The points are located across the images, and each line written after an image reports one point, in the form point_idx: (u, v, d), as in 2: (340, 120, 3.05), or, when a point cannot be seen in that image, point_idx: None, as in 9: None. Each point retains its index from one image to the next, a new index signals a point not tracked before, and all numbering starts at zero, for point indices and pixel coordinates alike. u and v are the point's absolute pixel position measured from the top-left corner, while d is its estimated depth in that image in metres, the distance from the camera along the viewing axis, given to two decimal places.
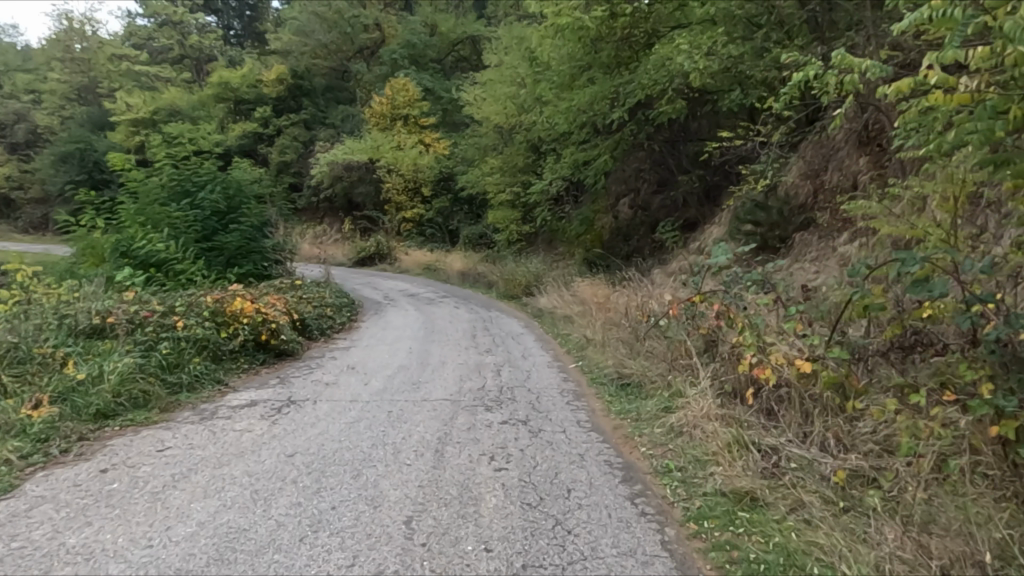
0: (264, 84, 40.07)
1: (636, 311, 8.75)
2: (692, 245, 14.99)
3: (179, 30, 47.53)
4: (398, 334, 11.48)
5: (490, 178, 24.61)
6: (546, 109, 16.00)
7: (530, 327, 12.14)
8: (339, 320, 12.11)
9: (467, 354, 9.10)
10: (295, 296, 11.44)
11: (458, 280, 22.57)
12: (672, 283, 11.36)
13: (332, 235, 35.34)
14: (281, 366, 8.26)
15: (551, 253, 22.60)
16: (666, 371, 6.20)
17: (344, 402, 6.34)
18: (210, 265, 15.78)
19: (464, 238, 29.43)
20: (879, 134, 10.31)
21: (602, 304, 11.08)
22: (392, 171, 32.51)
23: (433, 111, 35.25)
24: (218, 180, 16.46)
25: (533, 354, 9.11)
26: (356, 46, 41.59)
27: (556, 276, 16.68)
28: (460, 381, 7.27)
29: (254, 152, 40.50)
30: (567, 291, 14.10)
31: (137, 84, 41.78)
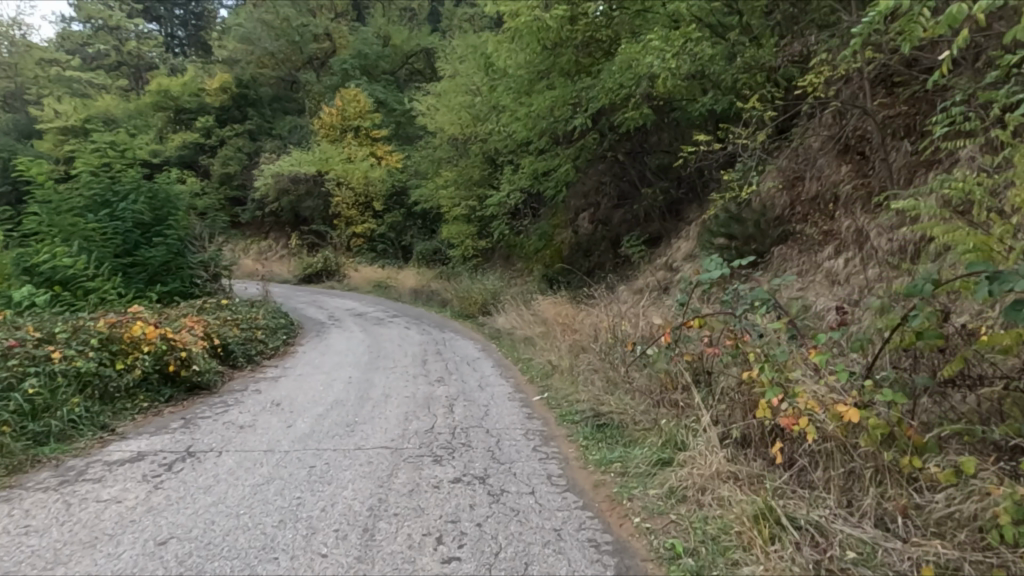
0: (207, 93, 38.17)
1: (606, 333, 7.77)
2: (658, 260, 14.20)
3: (115, 35, 45.06)
4: (338, 359, 10.19)
5: (444, 191, 23.51)
6: (504, 116, 15.02)
7: (487, 351, 11.03)
8: (272, 345, 10.76)
9: (415, 385, 7.90)
10: (219, 317, 10.06)
11: (410, 298, 21.33)
12: (642, 301, 10.45)
13: (278, 250, 33.60)
14: (191, 403, 6.93)
15: (509, 269, 21.59)
16: (650, 408, 5.19)
17: (256, 453, 5.08)
18: (130, 283, 14.18)
19: (418, 253, 28.20)
20: (862, 142, 9.66)
21: (566, 324, 10.10)
22: (343, 184, 31.13)
23: (385, 123, 34.07)
24: (143, 189, 14.84)
25: (492, 384, 7.97)
26: (305, 56, 40.12)
27: (515, 294, 15.66)
28: (404, 421, 6.07)
29: (195, 163, 38.40)
30: (527, 310, 13.07)
31: (68, 91, 39.22)
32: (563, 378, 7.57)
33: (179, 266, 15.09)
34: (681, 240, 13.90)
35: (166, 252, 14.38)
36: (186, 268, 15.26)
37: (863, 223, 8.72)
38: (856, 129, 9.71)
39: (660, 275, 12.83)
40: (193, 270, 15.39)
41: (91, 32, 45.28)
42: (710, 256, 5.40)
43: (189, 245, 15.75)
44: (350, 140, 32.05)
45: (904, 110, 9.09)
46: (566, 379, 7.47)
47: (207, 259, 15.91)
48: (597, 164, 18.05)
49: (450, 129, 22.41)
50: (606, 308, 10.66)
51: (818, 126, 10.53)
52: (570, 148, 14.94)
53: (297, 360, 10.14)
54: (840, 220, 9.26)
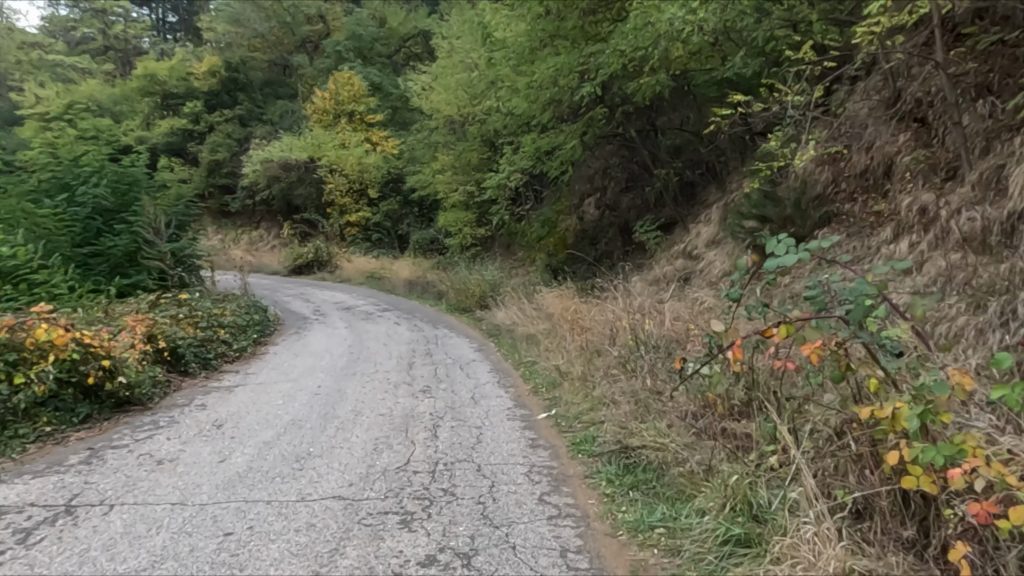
0: (195, 77, 36.63)
1: (629, 336, 6.39)
2: (674, 248, 12.81)
3: (101, 19, 43.37)
4: (311, 363, 8.79)
5: (441, 176, 22.05)
6: (503, 88, 13.56)
7: (484, 352, 9.63)
8: (237, 347, 9.36)
9: (395, 398, 6.52)
10: (171, 316, 8.67)
11: (404, 290, 19.93)
12: (663, 296, 9.08)
13: (268, 240, 32.18)
14: (110, 425, 5.56)
15: (509, 259, 20.19)
16: (700, 446, 3.83)
17: (158, 507, 3.71)
18: (89, 275, 12.80)
19: (414, 243, 26.79)
20: (920, 106, 8.20)
21: (576, 321, 8.68)
22: (336, 171, 29.67)
23: (381, 107, 32.57)
24: (108, 171, 13.58)
25: (489, 397, 6.56)
26: (297, 39, 38.58)
27: (516, 285, 14.29)
28: (372, 453, 4.69)
29: (183, 150, 36.88)
30: (530, 304, 11.67)
31: (51, 76, 37.70)
32: (574, 392, 6.16)
33: (143, 256, 13.36)
34: (700, 225, 12.50)
35: (129, 239, 12.91)
36: (151, 258, 13.44)
37: (929, 200, 7.33)
38: (914, 91, 8.29)
39: (680, 264, 11.42)
40: (158, 260, 13.46)
41: (76, 15, 43.57)
42: (774, 237, 4.02)
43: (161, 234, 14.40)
44: (344, 125, 30.57)
45: (974, 67, 7.70)
46: (578, 392, 6.07)
47: (181, 248, 14.35)
48: (605, 144, 16.64)
49: (447, 110, 20.95)
50: (623, 303, 9.26)
51: (865, 91, 9.11)
52: (576, 122, 13.47)
53: (262, 364, 8.73)
54: (898, 198, 7.87)
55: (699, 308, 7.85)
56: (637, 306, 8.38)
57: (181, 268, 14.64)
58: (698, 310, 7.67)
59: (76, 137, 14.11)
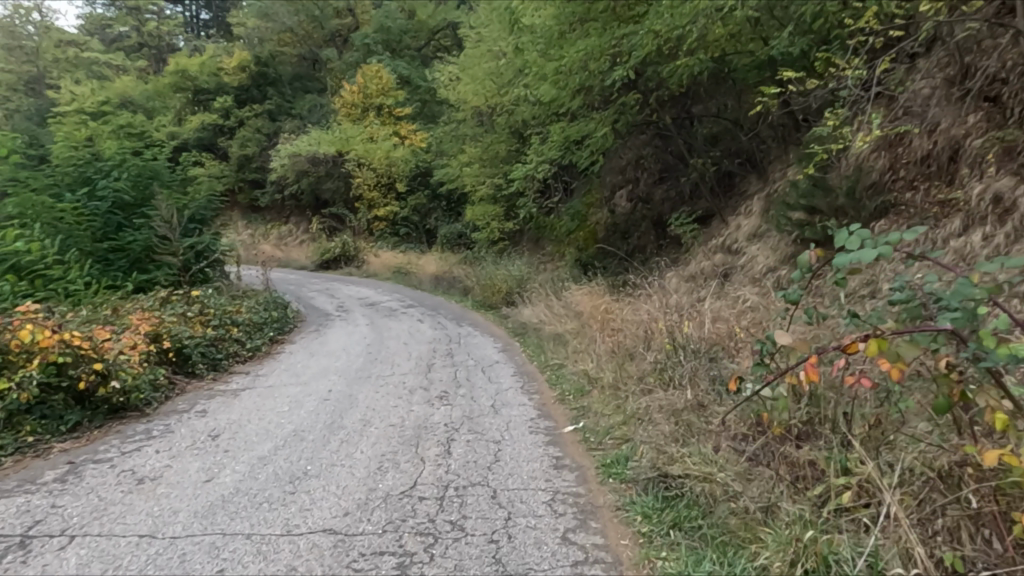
0: (225, 73, 36.72)
1: (666, 342, 5.76)
2: (710, 242, 12.10)
3: (135, 16, 43.84)
4: (326, 364, 8.33)
5: (468, 169, 21.54)
6: (530, 74, 12.98)
7: (509, 353, 9.08)
8: (251, 346, 8.95)
9: (409, 406, 6.00)
10: (180, 314, 8.29)
11: (430, 285, 19.49)
12: (701, 295, 8.42)
13: (297, 235, 32.10)
14: (100, 434, 5.16)
15: (537, 253, 19.59)
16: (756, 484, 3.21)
17: (123, 541, 3.23)
18: (108, 270, 12.57)
19: (441, 237, 26.36)
20: (992, 84, 7.36)
21: (608, 323, 8.06)
22: (363, 165, 29.34)
23: (409, 100, 32.18)
24: (129, 166, 13.42)
25: (511, 405, 6.00)
26: (325, 33, 38.41)
27: (544, 281, 13.70)
28: (376, 474, 4.17)
29: (214, 145, 37.03)
30: (558, 302, 11.08)
31: (86, 73, 38.16)
32: (605, 402, 5.55)
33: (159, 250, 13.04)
34: (739, 218, 11.77)
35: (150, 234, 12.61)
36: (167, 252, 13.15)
37: (1005, 187, 6.55)
38: (984, 68, 7.47)
39: (718, 259, 10.70)
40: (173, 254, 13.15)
41: (111, 13, 44.09)
42: (843, 228, 3.38)
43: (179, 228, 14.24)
44: (372, 118, 30.26)
45: None
46: (610, 403, 5.45)
47: (202, 242, 14.07)
48: (638, 133, 15.92)
49: (474, 100, 20.42)
50: (658, 302, 8.62)
51: (927, 69, 8.30)
52: (607, 109, 12.80)
53: (275, 365, 8.31)
54: (967, 186, 7.08)
55: (743, 309, 7.17)
56: (674, 306, 7.73)
57: (202, 263, 14.36)
58: (743, 312, 7.00)
59: (97, 130, 13.90)
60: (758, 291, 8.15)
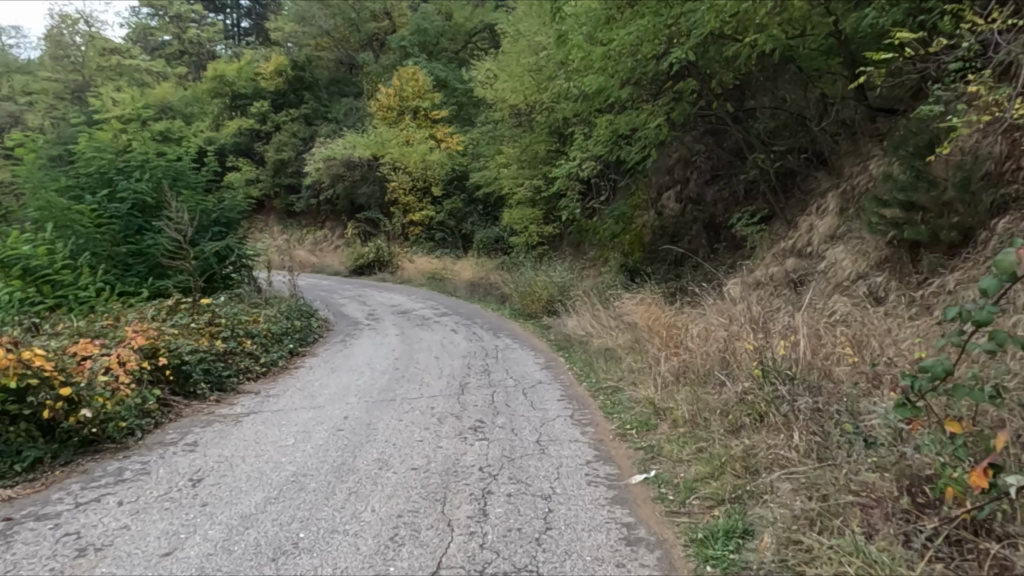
0: (262, 78, 36.51)
1: (756, 367, 4.62)
2: (776, 246, 10.79)
3: (177, 23, 44.22)
4: (346, 383, 7.35)
5: (507, 170, 20.51)
6: (573, 63, 11.92)
7: (552, 370, 7.97)
8: (266, 361, 8.05)
9: (437, 441, 4.97)
10: (186, 323, 7.46)
11: (466, 293, 18.50)
12: (781, 310, 7.22)
13: (332, 240, 31.54)
14: (62, 476, 4.30)
15: (580, 259, 18.44)
16: None
17: None
18: (126, 275, 11.87)
19: (477, 242, 25.40)
20: None
21: (672, 340, 6.91)
22: (398, 169, 28.53)
23: (445, 103, 31.29)
24: (155, 167, 12.77)
25: (560, 441, 4.90)
26: (362, 36, 37.87)
27: (589, 288, 12.59)
28: (388, 550, 3.13)
29: (250, 150, 36.86)
30: (607, 312, 9.95)
31: (128, 80, 38.49)
32: (681, 446, 4.40)
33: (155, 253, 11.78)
34: (810, 218, 10.44)
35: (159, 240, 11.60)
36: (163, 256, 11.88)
37: None
38: None
39: (790, 265, 9.40)
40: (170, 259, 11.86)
41: (154, 21, 44.64)
42: None
43: (203, 232, 13.52)
44: (407, 121, 29.45)
45: None
46: (688, 449, 4.30)
47: (226, 247, 13.32)
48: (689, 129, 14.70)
49: (513, 98, 19.40)
50: (728, 316, 7.43)
51: None
52: (658, 100, 11.66)
53: (289, 383, 7.37)
54: None
55: (839, 326, 5.94)
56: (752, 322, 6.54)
57: (226, 268, 13.62)
58: (840, 330, 5.77)
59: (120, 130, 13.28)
60: (848, 303, 6.90)
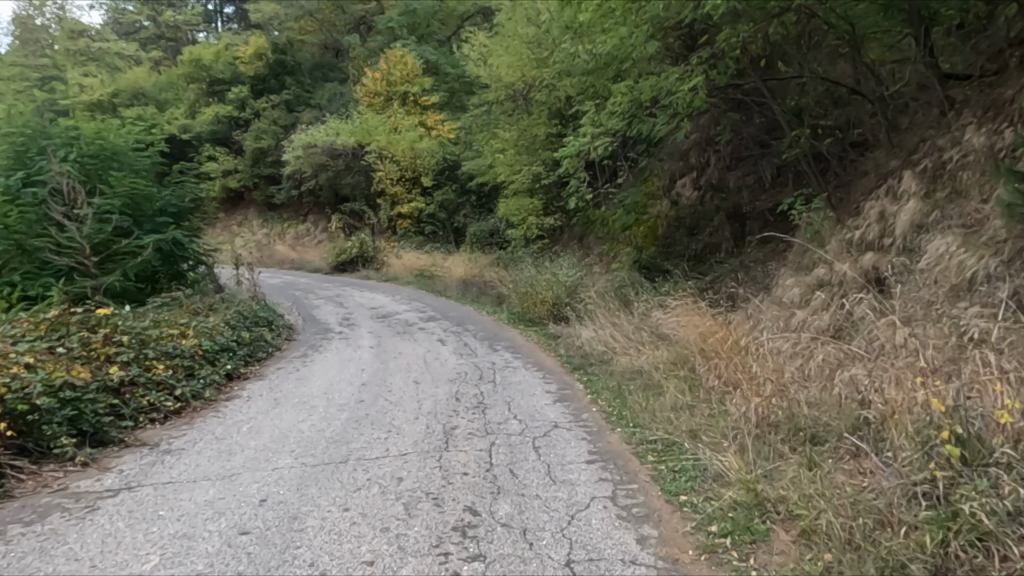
0: (240, 62, 34.17)
1: (946, 443, 2.86)
2: (834, 238, 8.84)
3: (153, 6, 41.69)
4: (284, 428, 5.27)
5: (502, 156, 18.41)
6: (583, 20, 9.91)
7: (571, 403, 5.94)
8: (186, 392, 5.98)
9: (402, 563, 2.96)
10: (67, 345, 5.43)
11: (457, 292, 16.45)
12: (891, 326, 5.24)
13: (315, 234, 29.38)
14: None
15: (585, 254, 16.44)
16: None
17: None
18: (40, 276, 9.74)
19: (470, 236, 23.35)
20: None
21: (751, 376, 4.87)
22: (385, 157, 26.34)
23: (436, 88, 29.00)
24: (87, 144, 10.75)
25: (609, 569, 2.88)
26: (347, 18, 35.41)
27: (603, 288, 10.62)
28: None
29: (228, 139, 34.57)
30: (633, 321, 7.95)
31: (99, 64, 36.19)
32: None
33: (52, 250, 9.64)
34: (878, 203, 8.47)
35: (74, 233, 9.58)
36: (64, 254, 9.69)
37: None
38: None
39: (864, 261, 7.43)
40: (73, 256, 9.70)
41: (130, 5, 42.16)
42: None
43: (146, 223, 11.44)
44: (395, 107, 27.15)
45: None
46: None
47: (162, 239, 11.02)
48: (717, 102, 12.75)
49: (509, 75, 17.33)
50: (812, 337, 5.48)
51: None
52: (688, 64, 9.67)
53: (203, 429, 5.26)
54: None
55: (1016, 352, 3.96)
56: (875, 358, 4.55)
57: (164, 268, 11.41)
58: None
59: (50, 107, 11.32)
60: (990, 314, 4.91)
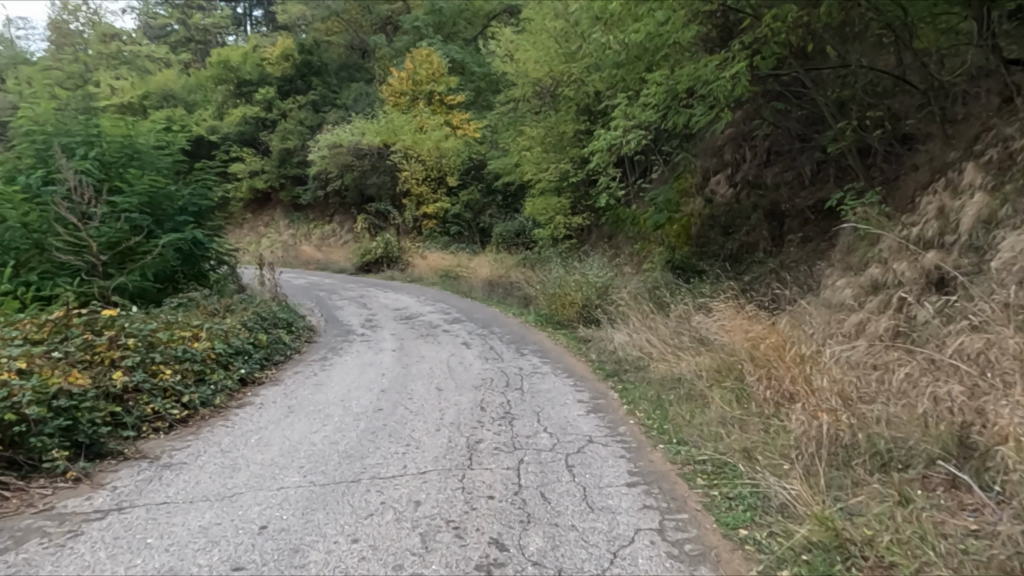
0: (267, 63, 34.24)
1: None
2: (887, 236, 8.21)
3: (182, 9, 42.04)
4: (294, 439, 4.87)
5: (528, 154, 17.94)
6: (615, 6, 9.40)
7: (605, 414, 5.45)
8: (194, 399, 5.64)
9: None
10: (67, 350, 5.11)
11: (482, 292, 16.04)
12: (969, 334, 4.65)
13: (340, 235, 29.24)
14: None
15: (615, 254, 15.91)
16: None
17: None
18: (54, 276, 9.45)
19: (496, 236, 22.94)
20: None
21: (814, 387, 4.32)
22: (410, 157, 26.07)
23: (462, 88, 28.66)
24: (108, 142, 10.57)
25: None
26: (373, 18, 35.21)
27: (635, 289, 10.10)
28: None
29: (255, 140, 34.64)
30: (670, 325, 7.43)
31: (130, 67, 36.59)
32: None
33: (60, 250, 9.36)
34: (937, 197, 7.82)
35: (93, 231, 9.38)
36: (72, 254, 9.41)
37: None
38: None
39: (925, 260, 6.81)
40: (80, 256, 9.40)
41: (160, 9, 42.61)
42: None
43: (168, 222, 11.20)
44: (421, 107, 26.87)
45: None
46: None
47: (181, 238, 10.75)
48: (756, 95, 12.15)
49: (536, 70, 16.86)
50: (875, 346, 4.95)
51: None
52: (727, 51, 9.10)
53: (208, 441, 4.90)
54: None
55: None
56: (954, 375, 4.12)
57: (183, 268, 11.16)
58: None
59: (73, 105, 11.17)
60: None
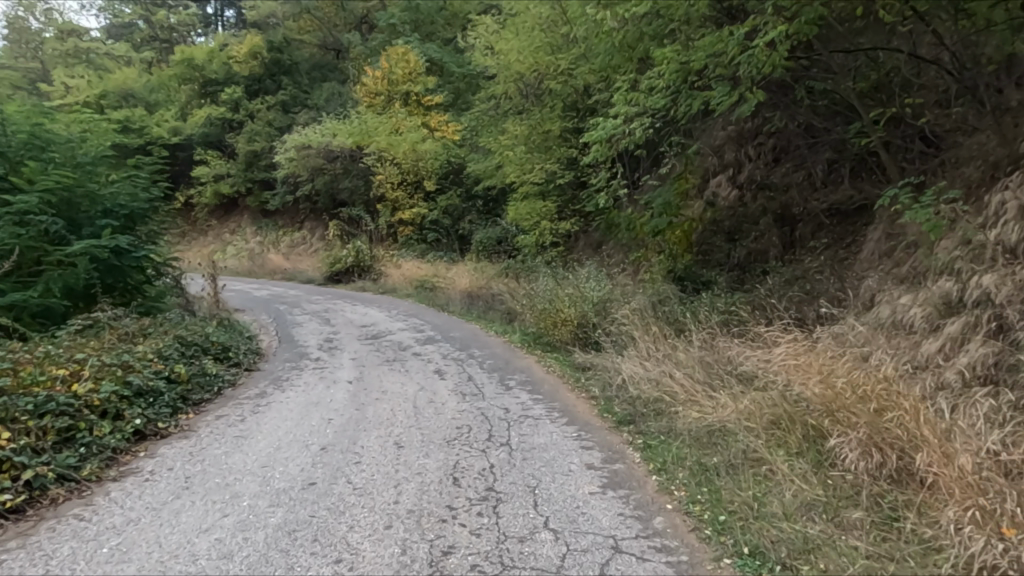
0: (234, 61, 32.30)
1: None
2: (947, 243, 6.70)
3: (146, 6, 39.77)
4: (165, 551, 3.22)
5: (512, 154, 16.32)
6: None
7: (627, 494, 3.85)
8: (42, 477, 3.99)
9: None
10: None
11: (461, 305, 14.40)
12: None
13: (310, 243, 27.45)
14: None
15: (607, 262, 14.36)
16: None
17: None
18: None
19: (476, 244, 21.30)
20: None
21: (972, 482, 3.06)
22: (385, 160, 24.35)
23: (441, 88, 27.00)
24: (12, 132, 8.91)
25: None
26: (348, 16, 33.31)
27: (639, 305, 8.55)
28: None
29: (222, 143, 32.69)
30: (696, 357, 5.90)
31: (88, 65, 34.51)
32: None
33: None
34: (1013, 194, 6.30)
35: None
36: None
37: None
38: None
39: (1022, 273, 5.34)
40: None
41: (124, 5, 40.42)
42: None
43: (87, 228, 9.46)
44: (397, 107, 25.16)
45: None
46: None
47: (99, 245, 9.03)
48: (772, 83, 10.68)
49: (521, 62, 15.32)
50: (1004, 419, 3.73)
51: None
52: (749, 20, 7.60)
53: (34, 554, 3.23)
54: None
55: None
56: None
57: (102, 283, 9.36)
58: None
59: None
60: None
